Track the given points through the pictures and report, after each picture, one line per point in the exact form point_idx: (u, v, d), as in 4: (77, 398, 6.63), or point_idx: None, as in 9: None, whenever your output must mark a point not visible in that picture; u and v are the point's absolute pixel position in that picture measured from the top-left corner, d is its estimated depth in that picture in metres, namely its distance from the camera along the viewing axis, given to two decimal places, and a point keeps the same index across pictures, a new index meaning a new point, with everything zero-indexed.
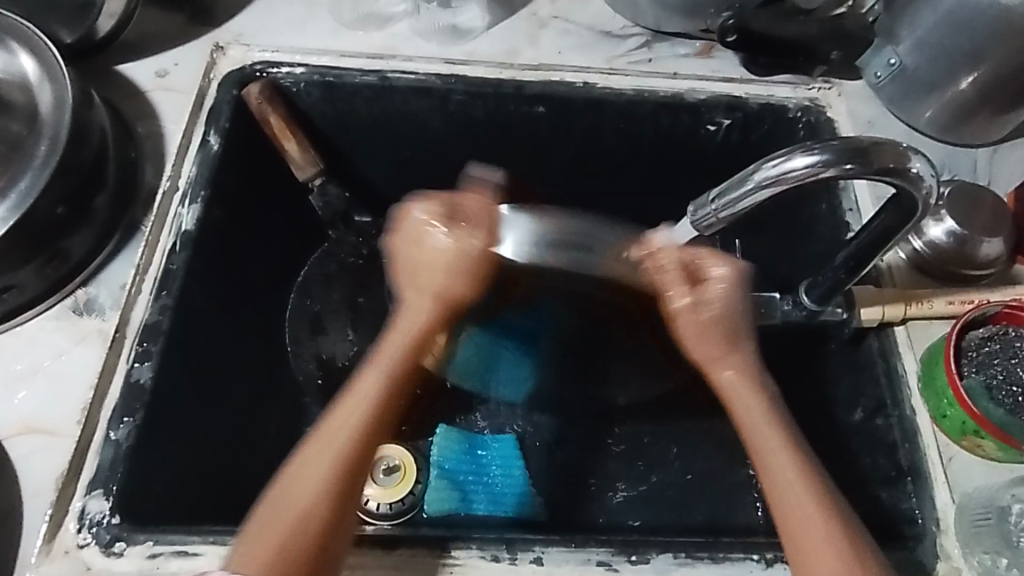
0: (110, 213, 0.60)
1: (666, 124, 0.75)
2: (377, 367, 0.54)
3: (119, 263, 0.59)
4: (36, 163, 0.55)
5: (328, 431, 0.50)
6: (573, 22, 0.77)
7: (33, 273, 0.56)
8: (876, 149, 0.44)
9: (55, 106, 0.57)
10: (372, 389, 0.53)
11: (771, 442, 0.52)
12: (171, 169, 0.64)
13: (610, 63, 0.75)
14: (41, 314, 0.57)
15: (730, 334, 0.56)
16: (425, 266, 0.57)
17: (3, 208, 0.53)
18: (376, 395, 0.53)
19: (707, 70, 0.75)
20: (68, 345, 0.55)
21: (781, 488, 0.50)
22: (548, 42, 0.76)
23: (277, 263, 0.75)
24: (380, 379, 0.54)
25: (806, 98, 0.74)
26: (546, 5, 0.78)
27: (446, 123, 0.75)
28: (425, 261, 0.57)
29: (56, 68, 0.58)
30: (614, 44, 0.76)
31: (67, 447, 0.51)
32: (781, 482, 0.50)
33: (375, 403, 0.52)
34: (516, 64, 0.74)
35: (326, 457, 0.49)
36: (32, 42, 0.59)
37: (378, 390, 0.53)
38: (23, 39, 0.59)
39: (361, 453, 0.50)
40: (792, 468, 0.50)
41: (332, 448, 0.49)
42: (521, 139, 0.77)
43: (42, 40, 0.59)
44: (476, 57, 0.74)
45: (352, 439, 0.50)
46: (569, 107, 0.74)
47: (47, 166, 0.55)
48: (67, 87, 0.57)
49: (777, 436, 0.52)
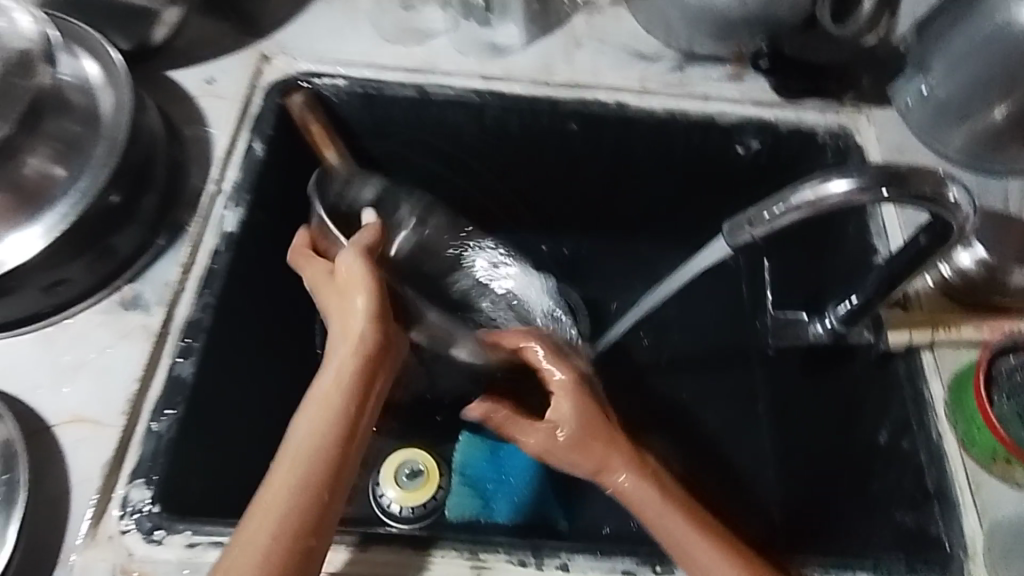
0: (158, 213, 0.61)
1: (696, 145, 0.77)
2: (321, 412, 0.51)
3: (164, 262, 0.60)
4: (95, 162, 0.57)
5: (274, 490, 0.47)
6: (606, 43, 0.80)
7: (83, 268, 0.57)
8: (913, 174, 0.45)
9: (114, 109, 0.59)
10: (322, 434, 0.50)
11: (659, 508, 0.53)
12: (217, 171, 0.66)
13: (643, 83, 0.78)
14: (85, 307, 0.58)
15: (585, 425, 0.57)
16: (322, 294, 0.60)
17: (63, 204, 0.55)
18: (322, 441, 0.50)
19: (738, 93, 0.78)
20: (114, 339, 0.57)
21: (682, 552, 0.51)
22: (582, 61, 0.79)
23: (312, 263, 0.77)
24: (331, 426, 0.50)
25: (836, 122, 0.75)
26: (582, 26, 0.81)
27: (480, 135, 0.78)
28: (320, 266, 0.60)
29: (120, 76, 0.60)
30: (647, 65, 0.79)
31: (112, 436, 0.53)
32: (677, 543, 0.51)
33: (329, 445, 0.50)
34: (551, 82, 0.77)
35: (272, 506, 0.47)
36: (97, 50, 0.61)
37: (334, 438, 0.50)
38: (86, 45, 0.61)
39: (317, 487, 0.48)
40: (690, 536, 0.51)
41: (279, 497, 0.47)
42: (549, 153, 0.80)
43: (110, 49, 0.61)
44: (511, 74, 0.77)
45: (303, 475, 0.48)
46: (600, 124, 0.78)
47: (106, 166, 0.57)
48: (128, 93, 0.59)
49: (677, 515, 0.52)
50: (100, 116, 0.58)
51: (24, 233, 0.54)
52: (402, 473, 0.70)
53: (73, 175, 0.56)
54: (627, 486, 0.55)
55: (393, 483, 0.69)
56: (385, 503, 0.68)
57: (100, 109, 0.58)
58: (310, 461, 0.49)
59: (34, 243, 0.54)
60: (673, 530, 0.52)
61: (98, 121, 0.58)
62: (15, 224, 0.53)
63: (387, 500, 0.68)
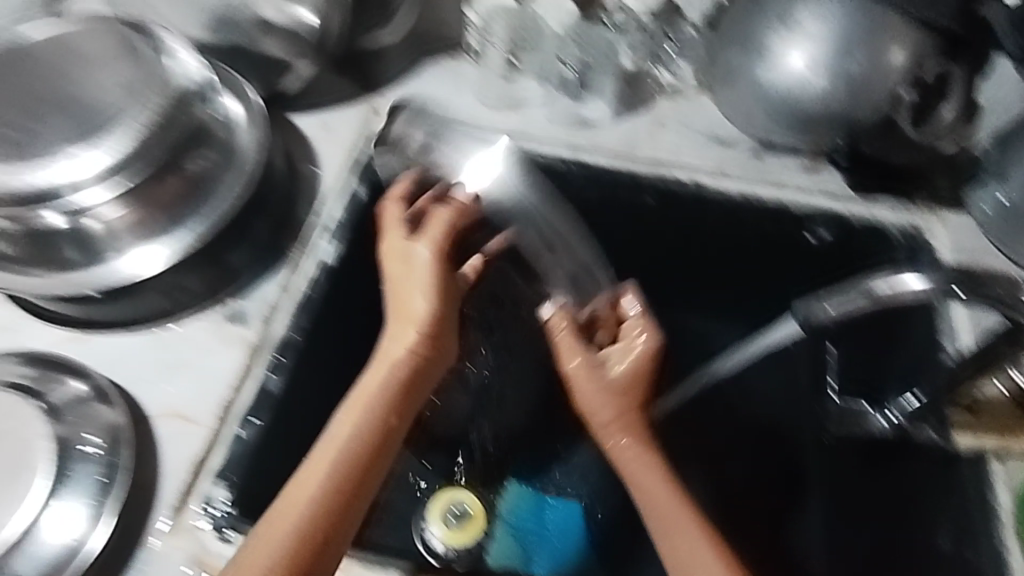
0: (269, 239, 0.68)
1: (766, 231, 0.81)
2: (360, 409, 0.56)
3: (267, 283, 0.66)
4: (224, 188, 0.62)
5: (308, 474, 0.51)
6: (688, 126, 0.86)
7: (199, 281, 0.63)
8: (988, 278, 0.46)
9: (246, 141, 0.64)
10: (358, 427, 0.54)
11: (665, 506, 0.56)
12: (323, 207, 0.72)
13: (720, 166, 0.83)
14: (194, 314, 0.64)
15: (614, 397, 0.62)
16: (402, 277, 0.63)
17: (192, 223, 0.60)
18: (355, 445, 0.53)
19: (813, 185, 0.81)
20: (216, 347, 0.62)
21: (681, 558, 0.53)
22: (664, 140, 0.85)
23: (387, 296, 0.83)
24: (369, 424, 0.55)
25: (909, 222, 0.78)
26: (667, 109, 0.87)
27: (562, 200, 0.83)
28: (400, 251, 0.64)
29: (254, 112, 0.65)
30: (725, 150, 0.84)
31: (203, 435, 0.58)
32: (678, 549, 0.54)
33: (363, 444, 0.54)
34: (633, 159, 0.83)
35: (304, 487, 0.51)
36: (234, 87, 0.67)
37: (369, 433, 0.54)
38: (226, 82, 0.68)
39: (346, 477, 0.52)
40: (693, 540, 0.54)
41: (313, 480, 0.51)
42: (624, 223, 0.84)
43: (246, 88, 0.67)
44: (596, 146, 0.84)
45: (336, 465, 0.52)
46: (675, 199, 0.83)
47: (232, 192, 0.61)
48: (259, 129, 0.64)
49: (682, 521, 0.55)
50: (234, 147, 0.63)
51: (150, 247, 0.59)
52: (450, 514, 0.71)
53: (203, 200, 0.61)
54: (636, 481, 0.59)
55: (439, 522, 0.70)
56: (429, 538, 0.68)
57: (235, 141, 0.64)
58: (344, 454, 0.53)
59: (162, 256, 0.59)
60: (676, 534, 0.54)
61: (233, 151, 0.63)
62: (149, 236, 0.59)
63: (432, 537, 0.68)
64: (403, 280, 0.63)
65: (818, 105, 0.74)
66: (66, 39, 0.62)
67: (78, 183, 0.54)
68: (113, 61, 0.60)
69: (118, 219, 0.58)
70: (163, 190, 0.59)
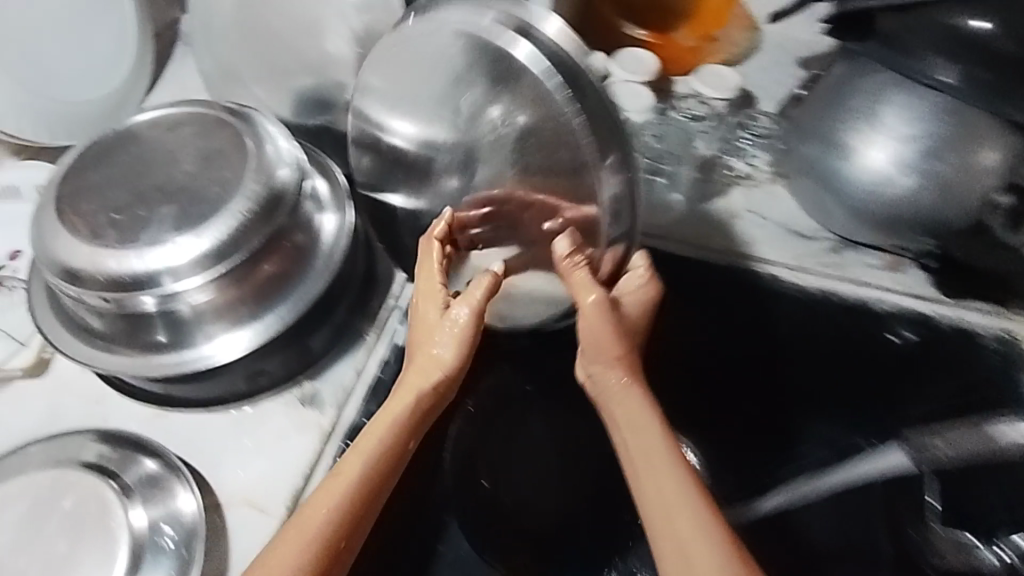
0: (346, 320, 0.68)
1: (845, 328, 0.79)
2: (379, 430, 0.57)
3: (343, 364, 0.66)
4: (315, 270, 0.63)
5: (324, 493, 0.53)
6: (765, 217, 0.85)
7: (280, 362, 0.64)
8: None
9: (337, 223, 0.66)
10: (375, 445, 0.56)
11: (662, 473, 0.54)
12: (398, 287, 0.72)
13: (798, 260, 0.81)
14: (271, 396, 0.64)
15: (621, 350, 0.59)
16: (431, 332, 0.60)
17: (281, 306, 0.61)
18: (377, 453, 0.55)
19: (896, 283, 0.78)
20: (290, 430, 0.62)
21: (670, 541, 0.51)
22: (741, 232, 0.83)
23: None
24: (384, 442, 0.56)
25: (1003, 328, 0.75)
26: (741, 198, 0.86)
27: None
28: (431, 296, 0.61)
29: (343, 198, 0.69)
30: (803, 243, 0.83)
31: (271, 525, 0.57)
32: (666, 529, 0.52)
33: (379, 466, 0.55)
34: (708, 247, 0.82)
35: (321, 507, 0.53)
36: (328, 172, 0.71)
37: (379, 449, 0.56)
38: (319, 166, 0.72)
39: (357, 498, 0.53)
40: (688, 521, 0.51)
41: (329, 498, 0.53)
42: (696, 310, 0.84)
43: (339, 173, 0.71)
44: (671, 235, 0.83)
45: (351, 488, 0.53)
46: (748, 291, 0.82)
47: (324, 274, 0.63)
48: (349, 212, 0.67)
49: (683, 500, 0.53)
50: (324, 228, 0.66)
51: (239, 333, 0.60)
52: None
53: (292, 282, 0.62)
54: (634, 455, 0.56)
55: None
56: None
57: (324, 221, 0.66)
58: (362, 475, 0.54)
59: (254, 336, 0.60)
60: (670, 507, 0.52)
61: (323, 232, 0.65)
62: (240, 321, 0.60)
63: None
64: (431, 324, 0.60)
65: (902, 203, 0.74)
66: (173, 121, 0.63)
67: (177, 270, 0.55)
68: (217, 146, 0.61)
69: (209, 304, 0.58)
70: (257, 276, 0.60)
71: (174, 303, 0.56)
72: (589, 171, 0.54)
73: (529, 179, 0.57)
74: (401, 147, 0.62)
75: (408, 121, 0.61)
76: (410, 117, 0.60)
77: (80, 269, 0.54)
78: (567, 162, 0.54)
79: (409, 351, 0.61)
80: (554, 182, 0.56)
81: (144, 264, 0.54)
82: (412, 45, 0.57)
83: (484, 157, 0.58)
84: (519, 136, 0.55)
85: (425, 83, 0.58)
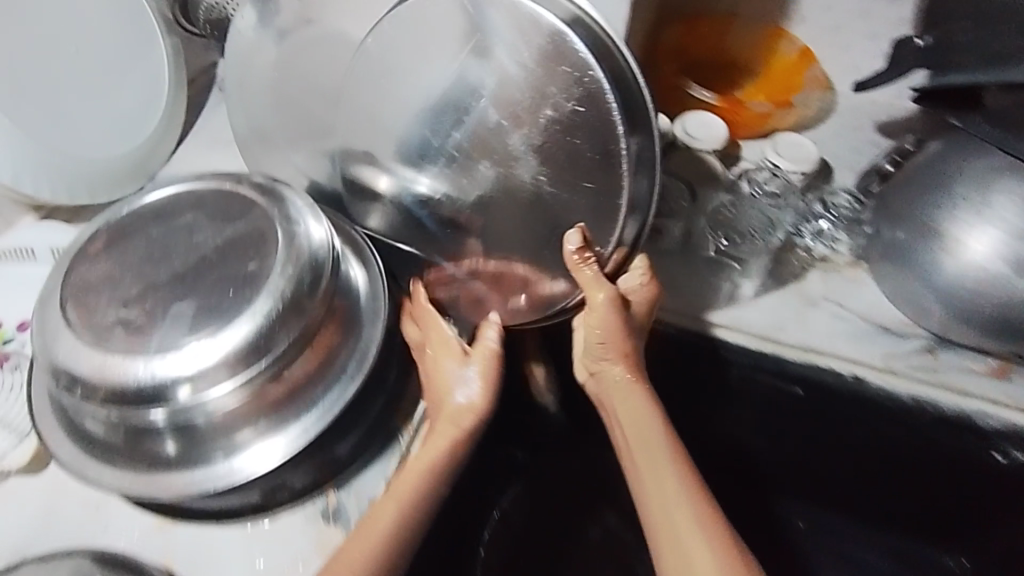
0: (377, 420, 0.60)
1: (938, 437, 0.72)
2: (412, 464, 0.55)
3: (373, 473, 0.59)
4: (350, 371, 0.55)
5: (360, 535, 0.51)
6: (847, 306, 0.75)
7: (303, 473, 0.56)
8: None
9: (371, 304, 0.59)
10: (412, 475, 0.54)
11: (660, 467, 0.54)
12: None
13: (887, 361, 0.72)
14: (292, 509, 0.56)
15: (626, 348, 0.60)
16: (445, 380, 0.59)
17: (312, 414, 0.54)
18: (417, 472, 0.54)
19: (1003, 395, 0.69)
20: (313, 553, 0.55)
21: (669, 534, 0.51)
22: (819, 325, 0.74)
23: (483, 461, 0.76)
24: (418, 472, 0.54)
25: None
26: (818, 282, 0.77)
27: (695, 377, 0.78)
28: (444, 346, 0.61)
29: (374, 272, 0.61)
30: (893, 341, 0.73)
31: None
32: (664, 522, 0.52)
33: (418, 501, 0.53)
34: (782, 341, 0.73)
35: (356, 547, 0.50)
36: (356, 243, 0.63)
37: (417, 477, 0.54)
38: (345, 235, 0.64)
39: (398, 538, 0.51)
40: (684, 509, 0.52)
41: (365, 539, 0.51)
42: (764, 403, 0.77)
43: (365, 242, 0.63)
44: (741, 325, 0.74)
45: (389, 526, 0.52)
46: (830, 392, 0.73)
47: (358, 377, 0.55)
48: (381, 289, 0.60)
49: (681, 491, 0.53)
50: (357, 306, 0.58)
51: (265, 444, 0.53)
52: None
53: (326, 385, 0.54)
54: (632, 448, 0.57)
55: None
56: None
57: (357, 295, 0.59)
58: (397, 505, 0.52)
59: (281, 451, 0.52)
60: (667, 499, 0.52)
61: (356, 314, 0.58)
62: (269, 431, 0.53)
63: None
64: (443, 372, 0.60)
65: (1018, 309, 0.64)
66: (198, 197, 0.56)
67: (196, 384, 0.48)
68: (244, 231, 0.54)
69: (232, 414, 0.51)
70: (286, 381, 0.52)
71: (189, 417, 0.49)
72: (609, 127, 0.54)
73: (541, 143, 0.57)
74: (398, 137, 0.63)
75: (411, 94, 0.61)
76: (413, 88, 0.61)
77: (82, 377, 0.47)
78: (582, 116, 0.55)
79: (434, 404, 0.60)
80: (565, 147, 0.56)
81: (160, 374, 0.47)
82: (417, 16, 0.58)
83: (494, 123, 0.58)
84: (529, 101, 0.56)
85: (428, 54, 0.59)
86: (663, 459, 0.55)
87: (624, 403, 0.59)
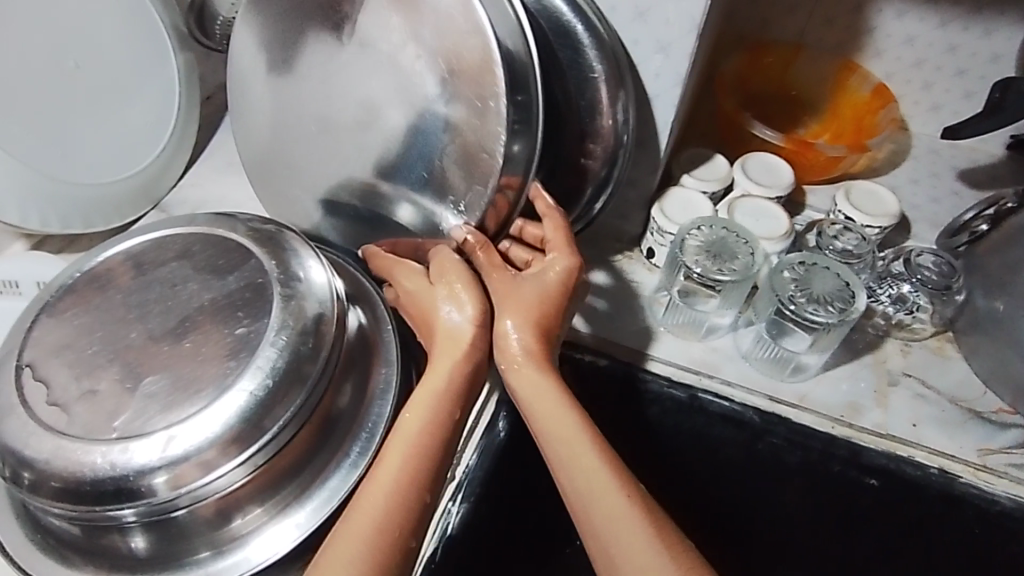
0: None
1: None
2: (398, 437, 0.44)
3: None
4: (359, 445, 0.48)
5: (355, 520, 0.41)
6: (931, 386, 0.66)
7: None
8: None
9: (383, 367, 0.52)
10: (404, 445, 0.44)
11: (585, 458, 0.45)
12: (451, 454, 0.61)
13: (981, 456, 0.62)
14: None
15: (540, 314, 0.50)
16: (428, 298, 0.52)
17: (317, 498, 0.46)
18: (412, 449, 0.44)
19: None
20: None
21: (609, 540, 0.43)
22: (899, 407, 0.64)
23: (501, 545, 0.67)
24: (403, 442, 0.44)
25: None
26: (896, 356, 0.68)
27: (746, 457, 0.67)
28: (410, 271, 0.54)
29: (386, 328, 0.54)
30: (989, 430, 0.63)
31: None
32: (604, 526, 0.43)
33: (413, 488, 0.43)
34: (857, 425, 0.63)
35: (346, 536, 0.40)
36: (368, 298, 0.56)
37: (411, 447, 0.44)
38: (357, 288, 0.57)
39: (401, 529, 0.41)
40: (618, 502, 0.43)
41: (359, 529, 0.40)
42: (828, 495, 0.66)
43: (379, 296, 0.57)
44: (808, 403, 0.64)
45: (389, 498, 0.42)
46: (912, 488, 0.62)
47: (366, 453, 0.48)
48: (394, 350, 0.53)
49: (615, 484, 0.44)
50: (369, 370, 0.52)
51: (258, 538, 0.45)
52: None
53: (334, 464, 0.48)
54: (549, 440, 0.47)
55: None
56: None
57: (370, 356, 0.52)
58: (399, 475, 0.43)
59: (277, 548, 0.45)
60: (602, 496, 0.44)
61: (366, 379, 0.51)
62: (268, 521, 0.45)
63: None
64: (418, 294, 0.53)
65: None
66: (186, 247, 0.50)
67: (181, 475, 0.40)
68: (237, 289, 0.48)
69: (218, 504, 0.43)
70: (286, 457, 0.45)
71: (169, 511, 0.42)
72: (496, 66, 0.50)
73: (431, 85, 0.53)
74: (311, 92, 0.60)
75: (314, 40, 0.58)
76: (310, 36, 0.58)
77: (36, 458, 0.41)
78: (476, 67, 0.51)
79: (422, 320, 0.52)
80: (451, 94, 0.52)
81: (132, 465, 0.40)
82: None
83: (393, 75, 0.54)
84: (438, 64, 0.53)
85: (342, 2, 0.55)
86: (588, 446, 0.46)
87: (528, 383, 0.49)
